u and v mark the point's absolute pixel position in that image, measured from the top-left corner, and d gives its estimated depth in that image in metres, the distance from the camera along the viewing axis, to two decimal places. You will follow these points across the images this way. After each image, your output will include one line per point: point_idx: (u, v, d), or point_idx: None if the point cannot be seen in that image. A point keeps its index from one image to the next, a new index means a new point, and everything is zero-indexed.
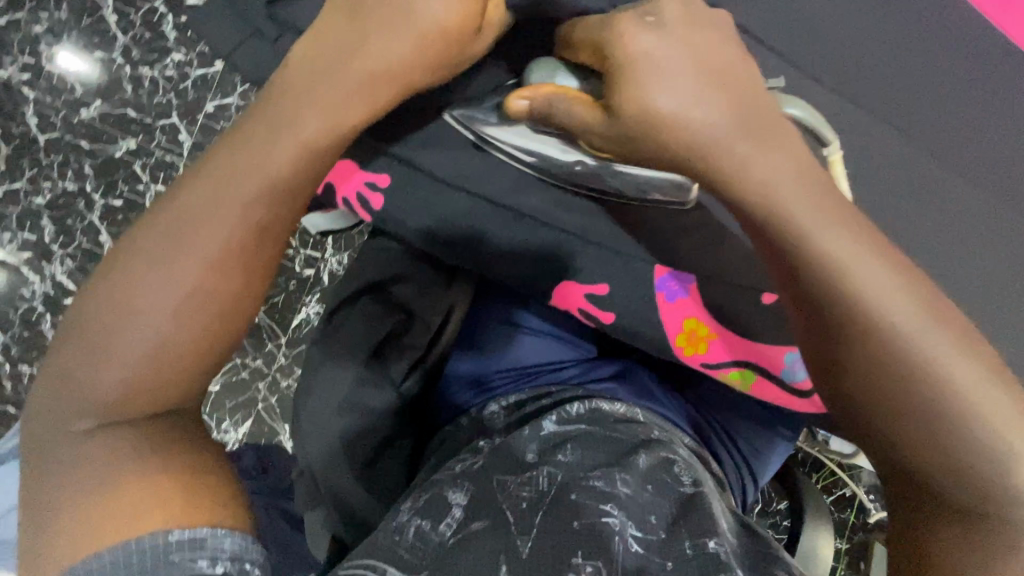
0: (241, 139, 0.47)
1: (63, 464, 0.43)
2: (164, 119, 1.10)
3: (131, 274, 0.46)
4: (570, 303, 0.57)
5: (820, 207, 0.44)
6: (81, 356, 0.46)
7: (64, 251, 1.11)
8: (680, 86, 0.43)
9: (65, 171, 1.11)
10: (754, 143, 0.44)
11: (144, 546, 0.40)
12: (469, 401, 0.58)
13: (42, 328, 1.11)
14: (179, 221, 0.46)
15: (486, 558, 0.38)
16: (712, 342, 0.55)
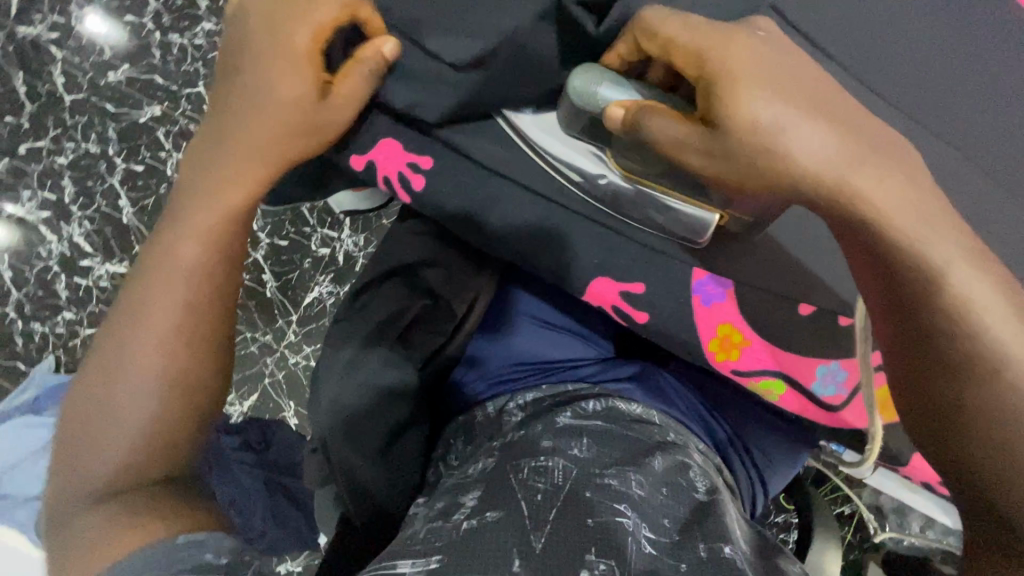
0: (177, 207, 0.54)
1: (71, 533, 0.44)
2: (191, 87, 1.10)
3: (121, 344, 0.51)
4: (604, 300, 0.56)
5: (908, 207, 0.44)
6: (80, 447, 0.48)
7: (82, 213, 1.11)
8: (786, 104, 0.44)
9: (88, 133, 1.11)
10: (850, 148, 0.44)
11: (152, 552, 0.41)
12: (485, 391, 0.59)
13: (56, 288, 1.11)
14: (144, 297, 0.52)
15: (501, 547, 0.38)
16: (745, 349, 0.55)
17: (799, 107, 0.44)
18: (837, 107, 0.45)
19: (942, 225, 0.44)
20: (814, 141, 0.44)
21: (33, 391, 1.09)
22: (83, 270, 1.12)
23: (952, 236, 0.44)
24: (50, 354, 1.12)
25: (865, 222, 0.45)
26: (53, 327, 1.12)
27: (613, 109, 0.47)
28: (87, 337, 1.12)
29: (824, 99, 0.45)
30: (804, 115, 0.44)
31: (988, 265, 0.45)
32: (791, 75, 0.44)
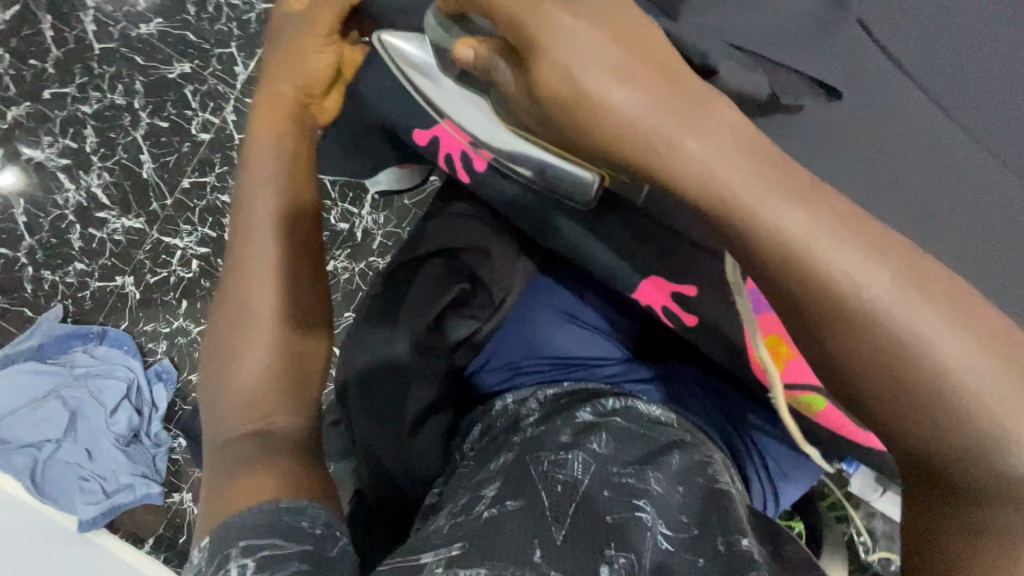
0: (265, 148, 0.51)
1: (211, 480, 0.43)
2: (223, 48, 1.08)
3: (239, 284, 0.49)
4: (654, 299, 0.55)
5: (837, 238, 0.30)
6: (223, 395, 0.47)
7: (102, 164, 1.10)
8: (622, 82, 0.29)
9: (115, 84, 1.09)
10: (733, 147, 0.29)
11: (256, 515, 0.38)
12: (502, 382, 0.59)
13: (70, 237, 1.11)
14: (251, 245, 0.50)
15: (521, 538, 0.38)
16: (790, 361, 0.51)
17: (639, 90, 0.29)
18: (685, 84, 0.30)
19: (875, 252, 0.30)
20: (699, 138, 0.29)
21: (38, 338, 1.09)
22: (98, 222, 1.11)
23: (887, 262, 0.30)
24: (58, 303, 1.11)
25: (791, 263, 0.30)
26: (64, 277, 1.11)
27: (458, 49, 0.34)
28: (97, 290, 1.11)
29: (673, 88, 0.29)
30: (648, 99, 0.29)
31: (945, 290, 0.31)
32: (629, 38, 0.29)
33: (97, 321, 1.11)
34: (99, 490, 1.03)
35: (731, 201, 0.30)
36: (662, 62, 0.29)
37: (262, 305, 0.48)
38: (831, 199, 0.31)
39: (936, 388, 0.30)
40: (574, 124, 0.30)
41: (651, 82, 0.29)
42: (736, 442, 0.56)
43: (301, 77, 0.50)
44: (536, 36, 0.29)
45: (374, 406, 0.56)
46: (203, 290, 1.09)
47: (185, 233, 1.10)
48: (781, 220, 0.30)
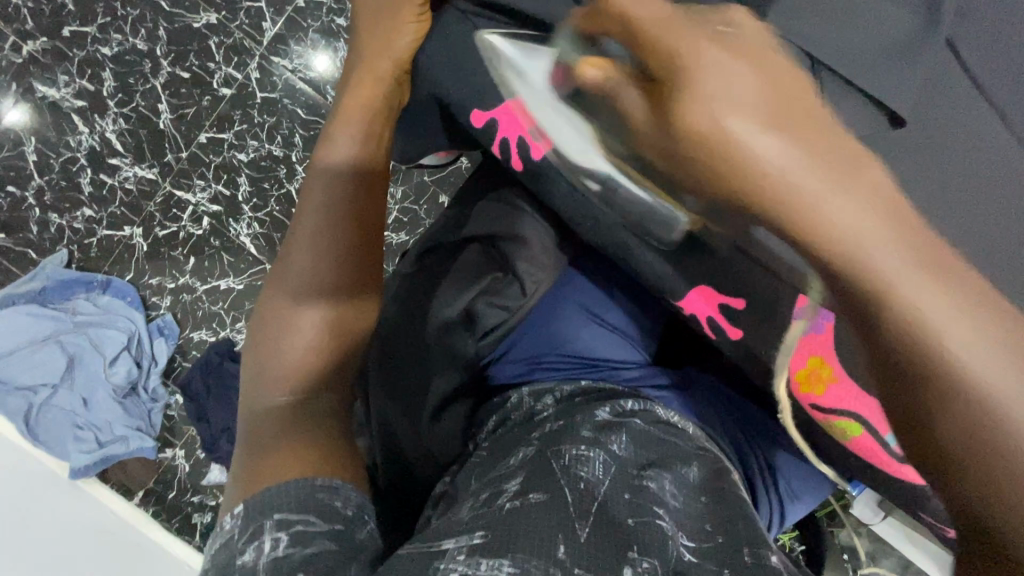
0: (344, 125, 0.57)
1: (253, 441, 0.45)
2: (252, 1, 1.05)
3: (304, 240, 0.52)
4: (700, 310, 0.55)
5: (904, 259, 0.27)
6: (275, 352, 0.49)
7: (118, 109, 1.07)
8: (736, 105, 0.25)
9: (138, 28, 1.06)
10: (813, 133, 0.26)
11: (291, 489, 0.39)
12: (520, 375, 0.58)
13: (81, 182, 1.09)
14: (321, 203, 0.54)
15: (546, 532, 0.37)
16: (830, 386, 0.51)
17: (754, 109, 0.25)
18: (794, 89, 0.26)
19: (907, 245, 0.27)
20: (796, 165, 0.26)
21: (41, 281, 1.07)
22: (110, 169, 1.08)
23: (943, 278, 0.28)
24: (64, 247, 1.09)
25: (838, 266, 0.28)
26: (71, 221, 1.09)
27: (580, 70, 0.27)
28: (105, 238, 1.09)
29: (796, 110, 0.26)
30: (761, 119, 0.25)
31: (993, 309, 0.29)
32: (753, 49, 0.26)
33: (102, 270, 1.10)
34: (93, 439, 1.03)
35: (838, 250, 0.27)
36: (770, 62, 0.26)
37: (321, 272, 0.51)
38: (909, 215, 0.27)
39: (955, 390, 0.29)
40: (674, 151, 0.26)
41: (767, 87, 0.26)
42: (752, 458, 0.56)
43: (387, 65, 0.58)
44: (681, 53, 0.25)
45: (394, 388, 0.56)
46: (212, 249, 1.08)
47: (198, 188, 1.08)
48: (830, 215, 0.26)
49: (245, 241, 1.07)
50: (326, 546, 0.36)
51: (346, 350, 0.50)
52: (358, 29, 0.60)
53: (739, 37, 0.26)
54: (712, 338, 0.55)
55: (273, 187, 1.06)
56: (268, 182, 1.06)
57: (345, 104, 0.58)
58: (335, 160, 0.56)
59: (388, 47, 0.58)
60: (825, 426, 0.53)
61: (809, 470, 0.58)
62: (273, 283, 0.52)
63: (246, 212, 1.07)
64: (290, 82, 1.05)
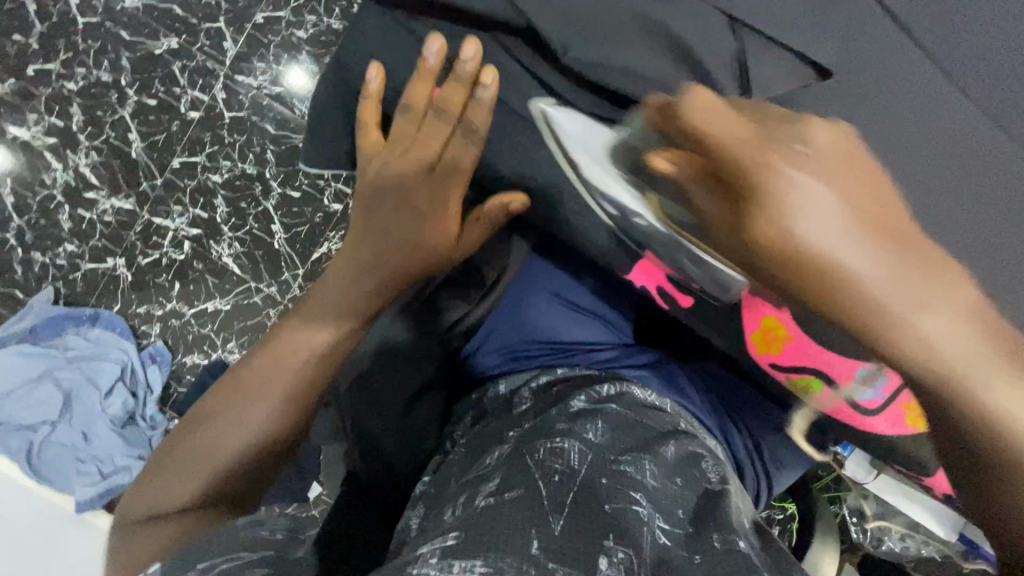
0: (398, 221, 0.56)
1: (191, 476, 0.48)
2: (211, 22, 1.05)
3: (333, 278, 0.57)
4: (652, 278, 0.56)
5: (931, 303, 0.34)
6: (236, 396, 0.50)
7: (89, 142, 1.08)
8: (807, 210, 0.34)
9: (101, 60, 1.06)
10: (837, 194, 0.35)
11: (217, 538, 0.37)
12: (498, 366, 0.60)
13: (60, 218, 1.09)
14: (353, 247, 0.57)
15: (520, 525, 0.37)
16: (787, 344, 0.51)
17: (816, 195, 0.35)
18: (781, 184, 0.34)
19: (907, 277, 0.34)
20: (842, 249, 0.34)
21: (32, 320, 1.08)
22: (87, 203, 1.09)
23: (988, 340, 0.34)
24: (50, 285, 1.10)
25: (860, 314, 0.35)
26: (54, 258, 1.10)
27: (659, 162, 0.40)
28: (89, 271, 1.10)
29: (874, 221, 0.35)
30: (833, 225, 0.35)
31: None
32: (823, 166, 0.36)
33: (90, 303, 1.10)
34: (96, 471, 1.02)
35: (896, 328, 0.35)
36: (811, 163, 0.35)
37: (342, 302, 0.55)
38: (954, 288, 0.35)
39: (961, 400, 0.35)
40: (759, 246, 0.36)
41: (838, 193, 0.35)
42: (731, 427, 0.57)
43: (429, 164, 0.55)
44: (729, 147, 0.35)
45: (369, 393, 0.56)
46: (196, 273, 1.08)
47: (177, 214, 1.08)
48: (851, 266, 0.34)
49: (227, 261, 1.07)
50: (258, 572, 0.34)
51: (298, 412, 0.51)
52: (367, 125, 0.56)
53: (800, 151, 0.35)
54: (667, 307, 0.58)
55: (250, 205, 1.07)
56: (245, 201, 1.07)
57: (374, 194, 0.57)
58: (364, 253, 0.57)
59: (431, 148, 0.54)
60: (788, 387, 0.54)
61: (787, 430, 0.59)
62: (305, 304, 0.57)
63: (226, 233, 1.07)
64: (257, 100, 1.05)
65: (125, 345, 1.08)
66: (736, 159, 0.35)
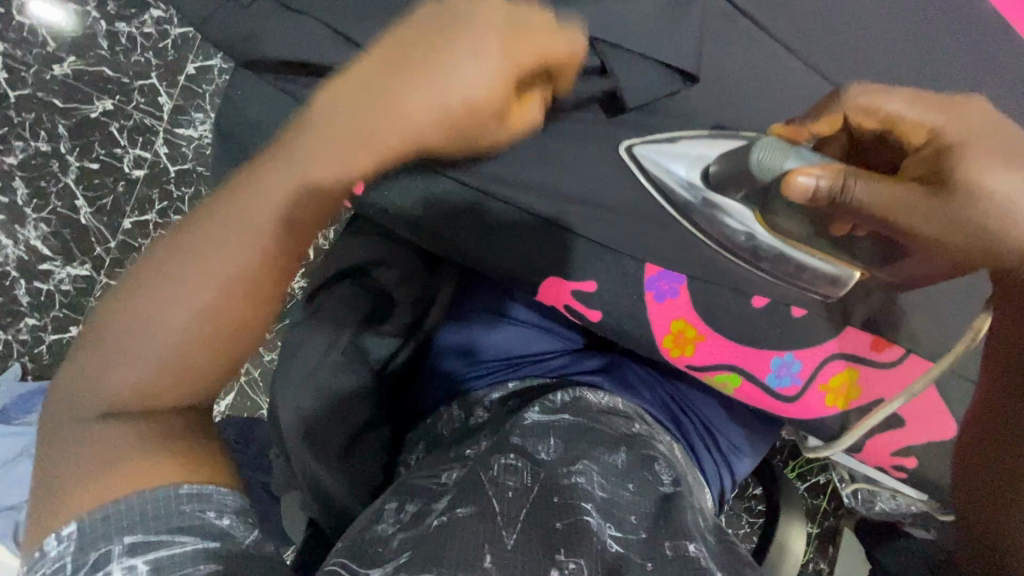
0: (324, 140, 0.45)
1: (75, 434, 0.44)
2: (143, 79, 1.05)
3: (204, 247, 0.45)
4: (557, 297, 0.59)
5: (1009, 173, 0.48)
6: (122, 342, 0.45)
7: (37, 214, 1.07)
8: (911, 119, 0.52)
9: (38, 131, 1.06)
10: (948, 111, 0.51)
11: (146, 502, 0.41)
12: (448, 392, 0.60)
13: (17, 294, 1.08)
14: (230, 211, 0.45)
15: (473, 544, 0.38)
16: (699, 344, 0.58)
17: (913, 111, 0.52)
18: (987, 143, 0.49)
19: (1001, 162, 0.48)
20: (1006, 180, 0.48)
21: (1, 400, 1.07)
22: (43, 275, 1.08)
23: None
24: (16, 362, 1.09)
25: (971, 200, 0.49)
26: (17, 334, 1.09)
27: (800, 181, 0.48)
28: (54, 343, 1.09)
29: (975, 132, 0.50)
30: (938, 127, 0.51)
31: None
32: (931, 103, 0.52)
33: (58, 375, 1.09)
34: None
35: (997, 207, 0.48)
36: (978, 127, 0.50)
37: (208, 287, 0.45)
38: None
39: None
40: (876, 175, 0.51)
41: (930, 112, 0.51)
42: (683, 418, 0.60)
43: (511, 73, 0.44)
44: (938, 130, 0.51)
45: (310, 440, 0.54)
46: None
47: None
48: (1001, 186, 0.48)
49: None
50: (202, 567, 0.39)
51: (170, 401, 0.46)
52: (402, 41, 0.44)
53: (933, 98, 0.52)
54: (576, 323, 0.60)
55: None
56: None
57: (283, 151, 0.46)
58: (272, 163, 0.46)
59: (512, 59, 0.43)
60: (709, 383, 0.59)
61: (733, 414, 0.62)
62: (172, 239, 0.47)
63: None
64: (200, 150, 1.05)
65: None
66: (856, 111, 0.54)
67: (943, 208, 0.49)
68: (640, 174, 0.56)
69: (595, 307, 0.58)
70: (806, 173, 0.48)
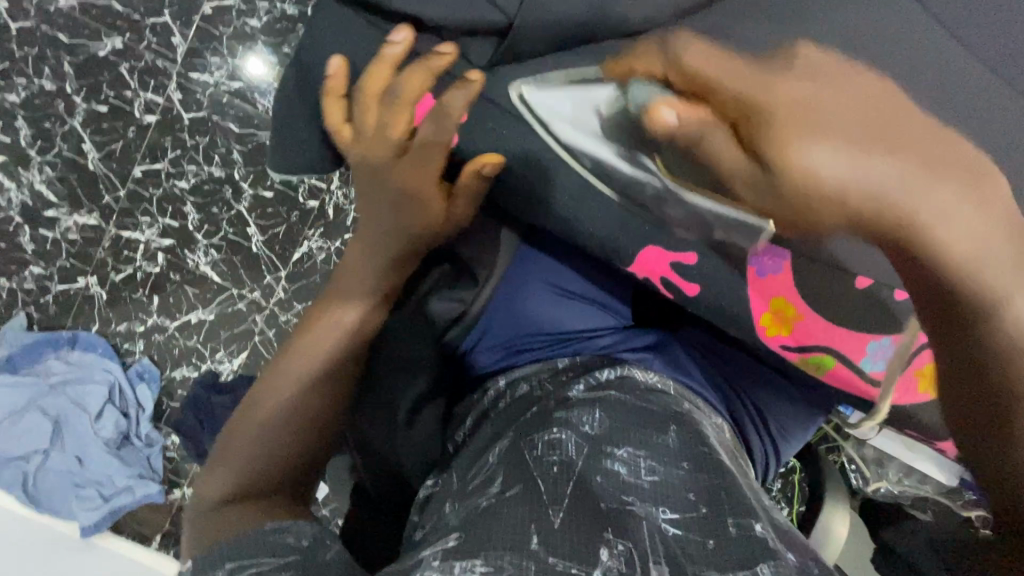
0: (371, 204, 0.52)
1: (231, 453, 0.49)
2: (155, 16, 0.98)
3: (350, 273, 0.55)
4: (652, 270, 0.53)
5: (822, 123, 0.32)
6: (285, 369, 0.52)
7: (41, 158, 1.02)
8: (806, 87, 0.33)
9: (41, 68, 0.99)
10: (834, 91, 0.33)
11: (246, 538, 0.40)
12: (497, 362, 0.60)
13: (21, 241, 1.04)
14: (360, 247, 0.54)
15: (518, 525, 0.37)
16: (796, 324, 0.53)
17: (847, 91, 0.34)
18: (827, 116, 0.32)
19: (861, 141, 0.32)
20: (829, 153, 0.32)
21: (6, 348, 1.04)
22: (48, 222, 1.04)
23: (898, 156, 0.32)
24: (21, 311, 1.06)
25: (872, 219, 0.32)
26: (22, 282, 1.05)
27: (660, 112, 0.33)
28: (61, 293, 1.05)
29: (864, 116, 0.33)
30: (832, 105, 0.33)
31: (886, 119, 0.33)
32: (821, 71, 0.34)
33: (66, 326, 1.06)
34: (97, 496, 1.00)
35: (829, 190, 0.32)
36: (786, 96, 0.33)
37: (350, 303, 0.54)
38: (896, 110, 0.33)
39: (922, 237, 0.33)
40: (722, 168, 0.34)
41: (832, 89, 0.33)
42: (737, 400, 0.60)
43: (427, 167, 0.50)
44: (748, 96, 0.33)
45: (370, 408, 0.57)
46: (174, 284, 1.04)
47: (146, 225, 1.03)
48: (817, 163, 0.31)
49: (206, 270, 1.03)
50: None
51: (310, 434, 0.51)
52: (336, 118, 0.52)
53: (806, 68, 0.34)
54: (672, 298, 0.54)
55: (222, 210, 1.02)
56: (216, 206, 1.02)
57: (365, 186, 0.52)
58: (364, 202, 0.53)
59: (425, 162, 0.50)
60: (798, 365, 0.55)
61: (788, 402, 0.61)
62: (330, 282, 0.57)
63: (200, 241, 1.03)
64: (215, 98, 1.00)
65: (107, 366, 1.04)
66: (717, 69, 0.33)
67: (798, 210, 0.33)
68: (528, 118, 0.47)
69: (695, 280, 0.53)
70: (666, 104, 0.33)
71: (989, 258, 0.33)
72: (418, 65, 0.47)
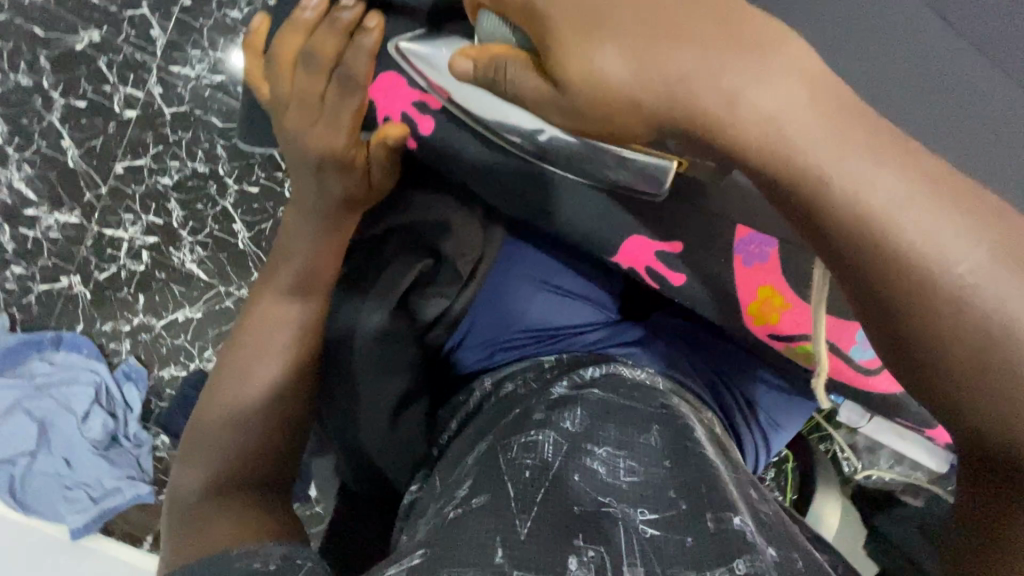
0: (307, 174, 0.55)
1: (199, 460, 0.49)
2: (133, 9, 0.96)
3: (292, 258, 0.57)
4: (637, 260, 0.53)
5: (788, 97, 0.31)
6: (237, 367, 0.53)
7: (20, 155, 1.00)
8: (729, 66, 0.31)
9: (17, 63, 0.97)
10: (764, 57, 0.31)
11: (212, 559, 0.38)
12: (482, 359, 0.60)
13: (2, 240, 1.02)
14: (297, 231, 0.57)
15: (484, 536, 0.36)
16: (784, 313, 0.52)
17: (703, 33, 0.32)
18: (639, 33, 0.32)
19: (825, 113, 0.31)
20: (768, 93, 0.31)
21: None
22: (28, 221, 1.02)
23: (818, 116, 0.31)
24: (3, 312, 1.04)
25: (771, 165, 0.32)
26: (3, 283, 1.03)
27: (457, 62, 0.37)
28: (43, 293, 1.04)
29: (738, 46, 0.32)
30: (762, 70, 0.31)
31: (827, 105, 0.31)
32: (736, 25, 0.32)
33: (49, 326, 1.04)
34: (86, 497, 0.98)
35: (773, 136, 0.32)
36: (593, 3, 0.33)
37: (296, 283, 0.56)
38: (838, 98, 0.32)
39: (815, 200, 0.32)
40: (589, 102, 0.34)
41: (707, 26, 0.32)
42: (727, 395, 0.59)
43: (342, 129, 0.53)
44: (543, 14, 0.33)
45: (351, 408, 0.56)
46: (159, 282, 1.03)
47: (129, 223, 1.02)
48: (608, 70, 0.32)
49: (192, 267, 1.02)
50: None
51: (277, 422, 0.52)
52: (254, 77, 0.53)
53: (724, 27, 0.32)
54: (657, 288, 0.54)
55: (207, 206, 1.00)
56: (201, 202, 1.00)
57: (298, 162, 0.55)
58: (301, 179, 0.56)
59: (339, 123, 0.52)
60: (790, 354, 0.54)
61: (775, 394, 0.61)
62: (266, 279, 0.58)
63: (185, 238, 1.01)
64: (197, 91, 0.98)
65: (92, 366, 1.03)
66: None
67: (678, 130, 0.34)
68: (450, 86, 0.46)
69: (681, 269, 0.53)
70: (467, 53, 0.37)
71: (911, 223, 0.31)
72: (329, 28, 0.48)
